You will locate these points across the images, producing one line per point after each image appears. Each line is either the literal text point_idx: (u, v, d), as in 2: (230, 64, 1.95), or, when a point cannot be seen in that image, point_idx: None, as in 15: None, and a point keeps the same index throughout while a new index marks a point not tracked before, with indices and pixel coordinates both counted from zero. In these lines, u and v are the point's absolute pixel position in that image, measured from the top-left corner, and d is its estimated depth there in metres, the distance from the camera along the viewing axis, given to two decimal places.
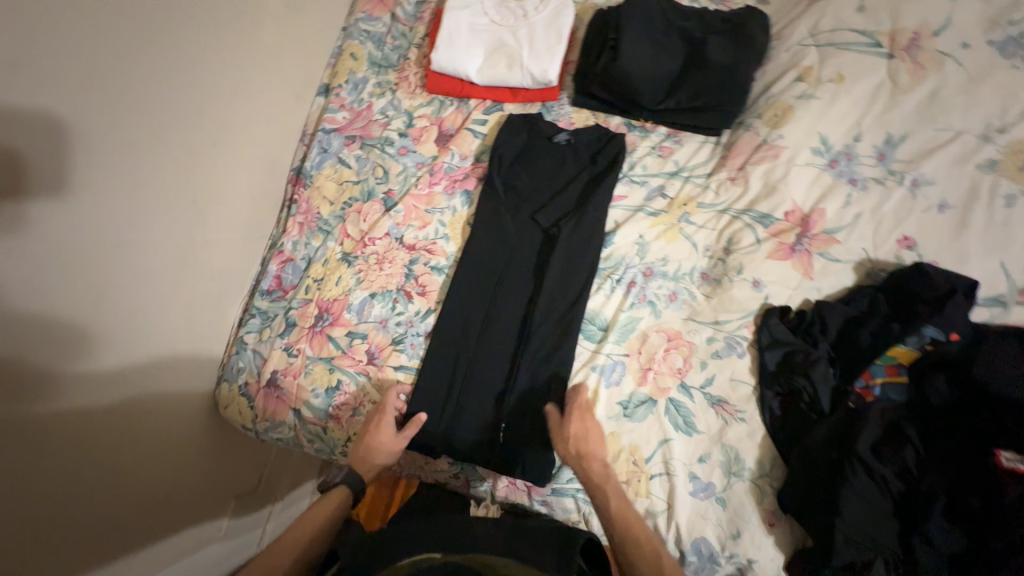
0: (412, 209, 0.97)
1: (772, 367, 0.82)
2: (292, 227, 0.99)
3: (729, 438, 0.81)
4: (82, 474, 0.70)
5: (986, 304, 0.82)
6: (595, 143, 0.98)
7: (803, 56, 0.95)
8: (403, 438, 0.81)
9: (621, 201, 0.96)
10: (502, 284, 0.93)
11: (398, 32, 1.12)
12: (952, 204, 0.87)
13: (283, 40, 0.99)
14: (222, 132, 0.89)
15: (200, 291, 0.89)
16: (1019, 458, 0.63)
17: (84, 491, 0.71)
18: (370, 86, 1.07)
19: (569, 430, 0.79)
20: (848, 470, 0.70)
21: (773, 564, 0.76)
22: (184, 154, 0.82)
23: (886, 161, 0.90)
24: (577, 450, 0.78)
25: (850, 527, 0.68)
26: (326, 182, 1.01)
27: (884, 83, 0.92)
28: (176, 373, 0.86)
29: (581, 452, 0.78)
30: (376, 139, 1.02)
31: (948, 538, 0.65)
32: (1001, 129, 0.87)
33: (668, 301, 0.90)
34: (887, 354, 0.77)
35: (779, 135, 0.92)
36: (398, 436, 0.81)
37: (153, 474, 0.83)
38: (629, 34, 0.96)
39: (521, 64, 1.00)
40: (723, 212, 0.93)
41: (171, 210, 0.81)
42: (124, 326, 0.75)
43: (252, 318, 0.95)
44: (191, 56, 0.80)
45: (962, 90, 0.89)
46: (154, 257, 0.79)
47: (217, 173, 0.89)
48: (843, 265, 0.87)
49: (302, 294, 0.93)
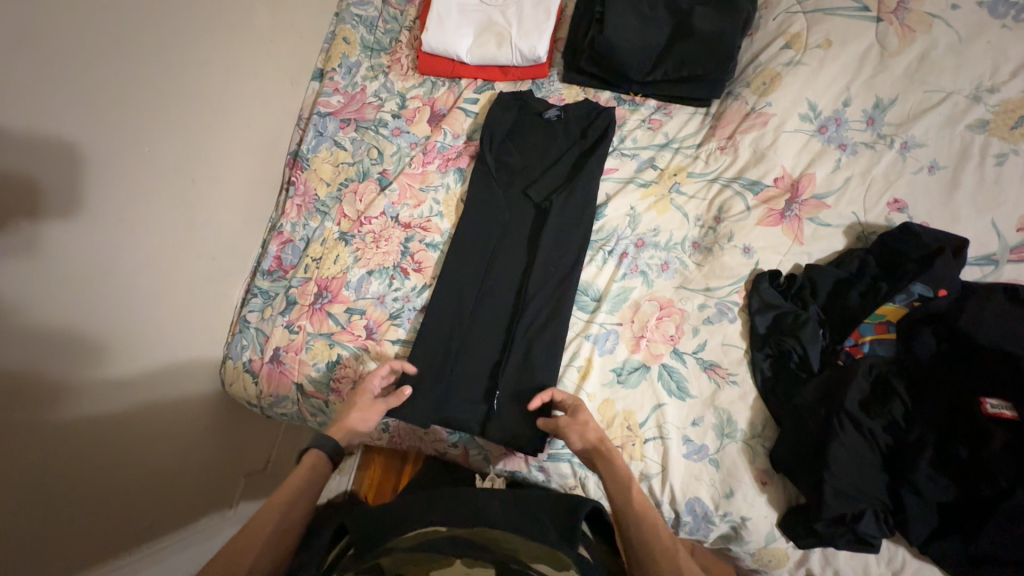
0: (407, 188, 0.99)
1: (763, 330, 0.83)
2: (291, 209, 1.01)
3: (721, 401, 0.82)
4: (95, 443, 0.73)
5: (977, 264, 0.82)
6: (585, 118, 0.99)
7: (791, 23, 0.95)
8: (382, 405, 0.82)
9: (612, 174, 0.97)
10: (496, 259, 0.95)
11: (390, 16, 1.13)
12: (943, 165, 0.87)
13: (276, 26, 1.01)
14: (219, 115, 0.91)
15: (203, 271, 0.91)
16: (1005, 405, 0.64)
17: (99, 460, 0.74)
18: (363, 69, 1.09)
19: (585, 417, 0.78)
20: (835, 424, 0.71)
21: (766, 521, 0.78)
22: (184, 136, 0.84)
23: (875, 125, 0.90)
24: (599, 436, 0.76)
25: (838, 479, 0.69)
26: (323, 165, 1.03)
27: (873, 47, 0.92)
28: (183, 352, 0.89)
29: (599, 441, 0.76)
30: (369, 122, 1.04)
31: (935, 486, 0.66)
32: (992, 89, 0.87)
33: (659, 271, 0.91)
34: (875, 313, 0.78)
35: (767, 103, 0.92)
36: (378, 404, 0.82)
37: (165, 447, 0.86)
38: (614, 7, 0.97)
39: (510, 42, 1.01)
40: (713, 181, 0.94)
41: (173, 192, 0.83)
42: (131, 302, 0.78)
43: (254, 297, 0.98)
44: (185, 40, 0.82)
45: (952, 51, 0.89)
46: (158, 237, 0.81)
47: (216, 156, 0.91)
48: (833, 229, 0.88)
49: (302, 273, 0.96)
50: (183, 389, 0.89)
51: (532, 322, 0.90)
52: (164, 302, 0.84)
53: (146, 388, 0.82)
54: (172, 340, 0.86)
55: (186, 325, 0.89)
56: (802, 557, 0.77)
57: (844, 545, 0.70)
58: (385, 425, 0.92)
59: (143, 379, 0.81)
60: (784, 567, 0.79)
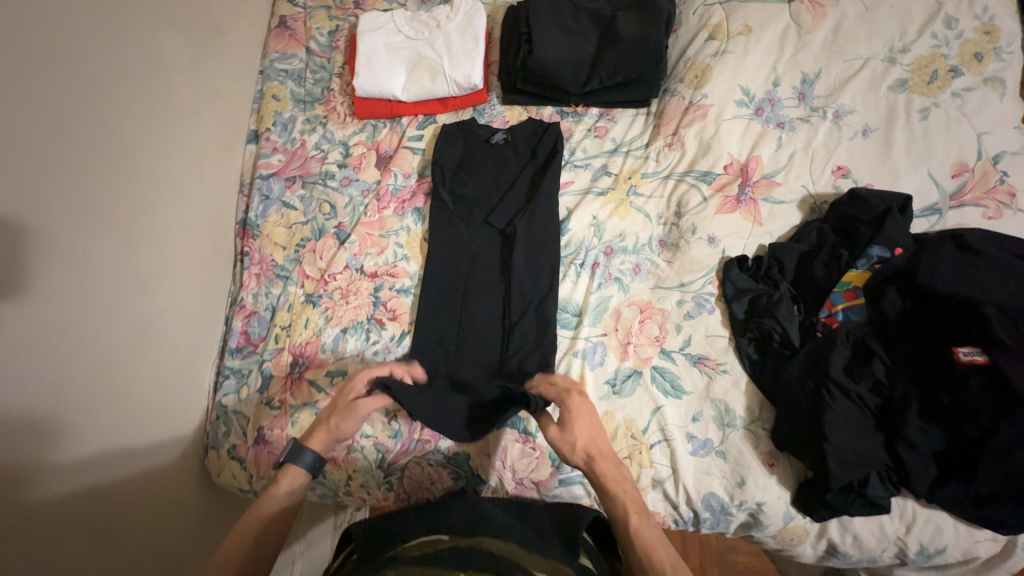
0: (367, 237, 0.96)
1: (742, 316, 0.84)
2: (249, 280, 0.97)
3: (716, 392, 0.83)
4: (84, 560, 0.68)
5: (924, 215, 0.86)
6: (532, 137, 1.00)
7: (710, 14, 0.98)
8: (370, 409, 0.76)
9: (568, 187, 0.98)
10: (471, 292, 0.93)
11: (316, 65, 1.10)
12: (875, 127, 0.91)
13: (199, 93, 0.97)
14: (154, 196, 0.85)
15: (166, 362, 0.86)
16: (976, 350, 0.66)
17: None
18: (299, 123, 1.06)
19: (574, 436, 0.72)
20: (825, 395, 0.73)
21: (781, 502, 0.79)
22: (119, 226, 0.79)
23: (806, 100, 0.94)
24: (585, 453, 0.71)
25: (838, 448, 0.71)
26: (275, 228, 0.99)
27: (789, 26, 0.95)
28: (159, 454, 0.83)
29: (592, 458, 0.71)
30: (316, 176, 1.01)
31: (928, 437, 0.68)
32: (904, 50, 0.92)
33: (633, 274, 0.92)
34: (842, 281, 0.80)
35: (703, 95, 0.95)
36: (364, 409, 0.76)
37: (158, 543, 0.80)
38: (540, 26, 0.97)
39: (444, 74, 1.00)
40: (667, 178, 0.95)
41: (116, 287, 0.77)
42: (90, 415, 0.72)
43: (226, 379, 0.92)
44: (107, 124, 0.77)
45: (861, 20, 0.94)
46: (109, 339, 0.76)
47: (157, 240, 0.86)
48: (788, 206, 0.91)
49: (273, 344, 0.92)
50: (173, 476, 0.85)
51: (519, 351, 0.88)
52: (125, 406, 0.78)
53: (127, 497, 0.76)
54: (145, 442, 0.81)
55: (157, 425, 0.83)
56: (822, 530, 0.79)
57: (856, 510, 0.72)
58: (390, 485, 0.87)
59: (119, 493, 0.75)
60: (807, 542, 0.81)
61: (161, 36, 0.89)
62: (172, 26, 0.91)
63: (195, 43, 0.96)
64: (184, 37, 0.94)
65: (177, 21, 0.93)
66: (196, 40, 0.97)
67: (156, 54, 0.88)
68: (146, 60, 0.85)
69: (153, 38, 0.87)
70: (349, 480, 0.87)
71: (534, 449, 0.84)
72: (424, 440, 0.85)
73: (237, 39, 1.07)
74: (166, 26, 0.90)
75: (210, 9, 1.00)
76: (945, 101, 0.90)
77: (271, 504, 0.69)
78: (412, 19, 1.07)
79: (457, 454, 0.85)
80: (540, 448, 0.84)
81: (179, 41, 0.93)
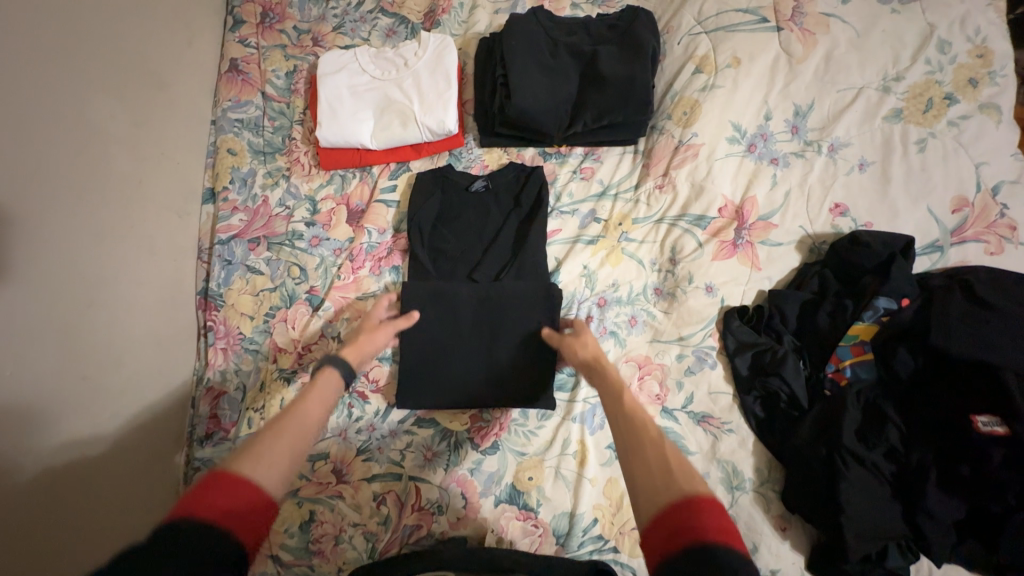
0: (342, 301, 0.89)
1: (746, 371, 0.81)
2: (215, 356, 0.89)
3: (722, 453, 0.78)
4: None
5: (926, 254, 0.82)
6: (514, 183, 0.95)
7: (696, 45, 0.94)
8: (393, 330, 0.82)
9: (556, 236, 0.92)
10: (456, 356, 0.87)
11: (275, 111, 1.01)
12: (871, 160, 0.86)
13: (142, 160, 0.87)
14: (98, 289, 0.77)
15: (124, 470, 0.78)
16: (995, 421, 0.65)
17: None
18: (260, 177, 0.98)
19: (585, 340, 0.79)
20: (840, 463, 0.70)
21: (796, 568, 0.73)
22: (61, 332, 0.71)
23: (800, 133, 0.89)
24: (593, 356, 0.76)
25: (856, 521, 0.68)
26: (240, 296, 0.91)
27: (780, 55, 0.91)
28: (124, 506, 0.76)
29: (599, 357, 0.76)
30: (282, 236, 0.93)
31: (948, 508, 0.66)
32: (898, 78, 0.88)
33: (629, 327, 0.86)
34: (849, 334, 0.78)
35: (693, 133, 0.90)
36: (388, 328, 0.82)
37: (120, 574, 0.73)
38: (516, 67, 0.91)
39: (415, 120, 0.93)
40: (660, 222, 0.90)
41: (61, 402, 0.70)
42: (47, 551, 0.64)
43: (197, 470, 0.84)
44: (31, 220, 0.69)
45: (854, 47, 0.90)
46: (58, 460, 0.69)
47: (106, 335, 0.78)
48: (786, 248, 0.86)
49: (246, 430, 0.83)
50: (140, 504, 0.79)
51: (516, 421, 0.84)
52: (87, 529, 0.70)
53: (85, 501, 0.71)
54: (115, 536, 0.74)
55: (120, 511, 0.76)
56: None
57: None
58: None
59: None
60: None
61: (91, 106, 0.80)
62: (103, 92, 0.82)
63: (134, 105, 0.87)
64: (120, 101, 0.84)
65: (110, 85, 0.83)
66: (134, 101, 0.87)
67: (87, 126, 0.79)
68: (76, 137, 0.77)
69: (82, 110, 0.78)
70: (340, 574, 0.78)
71: (537, 526, 0.78)
72: (415, 525, 0.79)
73: (183, 90, 0.97)
74: (97, 93, 0.81)
75: (148, 62, 0.91)
76: (941, 130, 0.85)
77: (300, 411, 0.62)
78: (378, 56, 0.99)
79: (452, 538, 0.78)
80: (543, 524, 0.78)
81: (114, 106, 0.84)
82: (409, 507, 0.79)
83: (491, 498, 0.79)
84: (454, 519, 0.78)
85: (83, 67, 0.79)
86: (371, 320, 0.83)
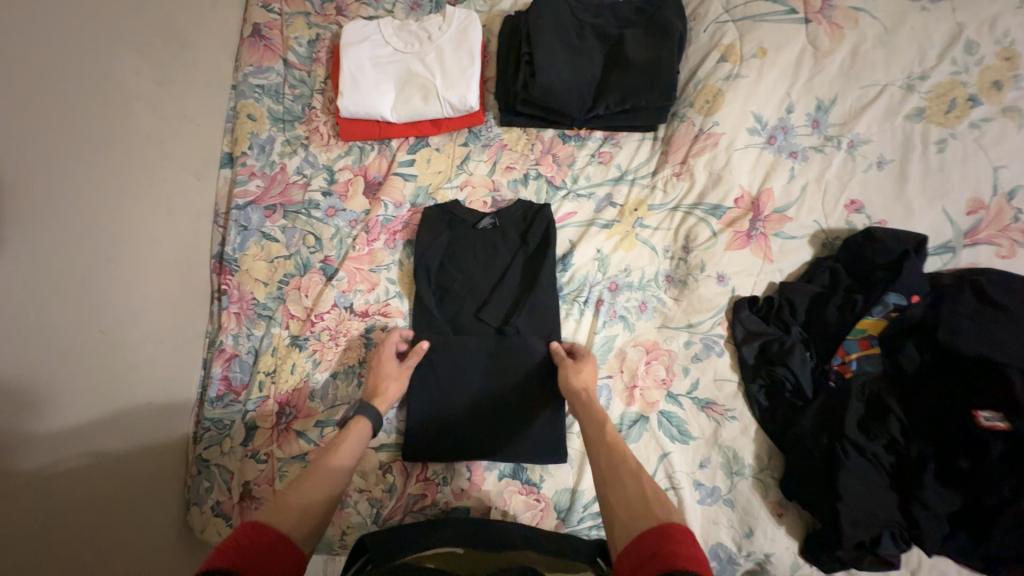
0: (355, 272, 0.89)
1: (752, 360, 0.82)
2: (228, 320, 0.91)
3: (724, 439, 0.80)
4: (51, 519, 0.64)
5: (937, 254, 0.82)
6: (521, 221, 0.92)
7: (723, 34, 0.93)
8: (408, 366, 0.82)
9: (570, 219, 0.92)
10: (457, 400, 0.83)
11: (296, 79, 1.01)
12: (890, 159, 0.86)
13: (163, 120, 0.87)
14: (115, 244, 0.78)
15: (139, 422, 0.80)
16: (997, 416, 0.66)
17: (59, 525, 0.65)
18: (278, 145, 0.98)
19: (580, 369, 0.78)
20: (841, 453, 0.71)
21: (789, 553, 0.75)
22: (73, 283, 0.71)
23: (821, 128, 0.89)
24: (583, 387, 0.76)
25: (852, 508, 0.69)
26: (255, 262, 0.92)
27: (806, 48, 0.91)
28: (134, 450, 0.78)
29: (589, 388, 0.76)
30: (298, 205, 0.94)
31: (944, 499, 0.68)
32: (922, 77, 0.87)
33: (638, 313, 0.87)
34: (856, 328, 0.79)
35: (714, 122, 0.90)
36: (403, 365, 0.82)
37: (123, 514, 0.75)
38: (541, 45, 0.90)
39: (436, 95, 0.93)
40: (675, 210, 0.91)
41: (77, 353, 0.71)
42: (63, 494, 0.67)
43: (207, 431, 0.85)
44: (51, 172, 0.69)
45: (880, 43, 0.89)
46: (71, 409, 0.70)
47: (121, 290, 0.78)
48: (799, 241, 0.86)
49: (257, 393, 0.85)
50: (151, 450, 0.81)
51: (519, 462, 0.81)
52: (102, 476, 0.72)
53: (98, 440, 0.73)
54: (124, 475, 0.76)
55: (131, 456, 0.78)
56: None
57: (866, 565, 0.70)
58: None
59: (96, 554, 0.69)
60: None
61: (114, 62, 0.80)
62: (128, 48, 0.82)
63: (156, 64, 0.87)
64: (142, 58, 0.84)
65: (136, 42, 0.84)
66: (157, 60, 0.87)
67: (109, 82, 0.79)
68: (99, 92, 0.77)
69: (106, 65, 0.78)
70: (344, 537, 0.80)
71: (538, 501, 0.79)
72: (420, 494, 0.80)
73: (205, 52, 0.97)
74: (119, 49, 0.81)
75: (171, 21, 0.90)
76: (963, 132, 0.85)
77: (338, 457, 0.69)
78: (401, 29, 0.98)
79: (456, 508, 0.79)
80: (544, 499, 0.79)
81: (137, 63, 0.84)
82: (415, 477, 0.81)
83: (494, 472, 0.81)
84: (458, 490, 0.80)
85: (109, 22, 0.79)
86: (388, 359, 0.81)
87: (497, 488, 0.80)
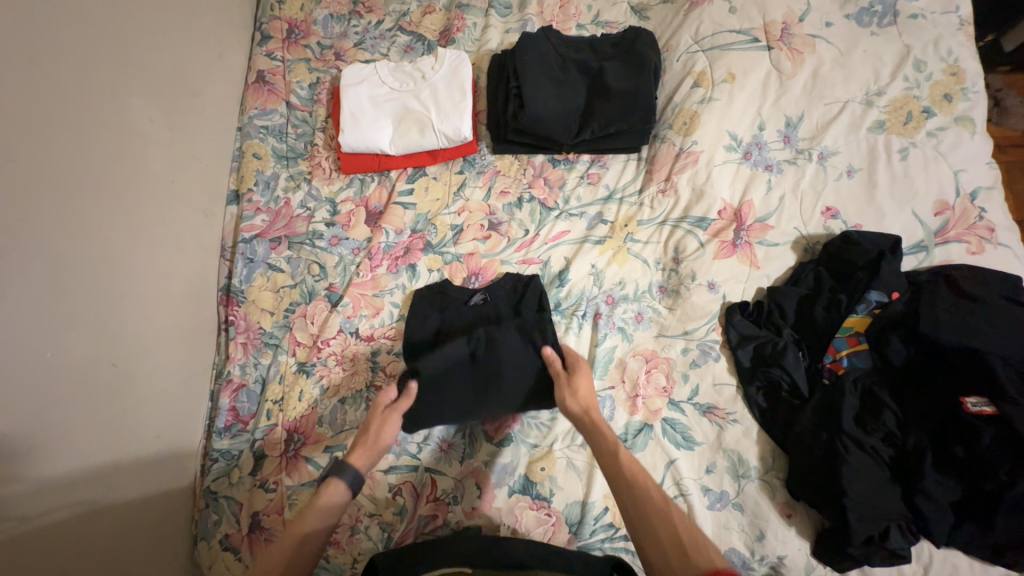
0: (360, 297, 0.92)
1: (748, 363, 0.84)
2: (235, 350, 0.92)
3: (728, 442, 0.81)
4: (55, 554, 0.64)
5: (912, 253, 0.87)
6: (518, 242, 0.96)
7: (694, 62, 1.01)
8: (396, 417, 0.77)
9: (565, 237, 0.96)
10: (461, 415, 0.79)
11: (298, 119, 1.07)
12: (859, 167, 0.93)
13: (173, 162, 0.92)
14: (127, 281, 0.80)
15: (146, 457, 0.80)
16: (983, 401, 0.70)
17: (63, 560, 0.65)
18: (283, 181, 1.03)
19: (577, 389, 0.77)
20: (841, 448, 0.73)
21: (802, 554, 0.75)
22: (87, 319, 0.73)
23: (792, 142, 0.96)
24: (583, 410, 0.75)
25: (858, 503, 0.70)
26: (262, 293, 0.95)
27: (771, 72, 0.99)
28: (140, 484, 0.78)
29: (586, 410, 0.75)
30: (303, 236, 0.98)
31: (944, 488, 0.70)
32: (879, 92, 0.95)
33: (636, 323, 0.90)
34: (844, 326, 0.83)
35: (693, 142, 0.96)
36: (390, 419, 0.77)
37: (128, 548, 0.74)
38: (529, 79, 0.97)
39: (432, 128, 0.99)
40: (663, 223, 0.95)
41: (88, 388, 0.72)
42: (60, 540, 0.65)
43: (214, 462, 0.85)
44: (71, 215, 0.73)
45: (838, 64, 0.97)
46: (79, 444, 0.70)
47: (132, 325, 0.80)
48: (782, 247, 0.91)
49: (265, 421, 0.86)
50: (157, 482, 0.81)
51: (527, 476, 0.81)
52: (101, 520, 0.71)
53: (107, 474, 0.73)
54: (131, 508, 0.76)
55: (137, 490, 0.78)
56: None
57: (878, 561, 0.71)
58: None
59: None
60: None
61: (130, 110, 0.85)
62: (144, 97, 0.88)
63: (169, 110, 0.92)
64: (154, 105, 0.89)
65: (150, 91, 0.89)
66: (169, 107, 0.93)
67: (125, 129, 0.83)
68: (115, 139, 0.81)
69: (124, 113, 0.83)
70: (355, 565, 0.79)
71: (550, 515, 0.79)
72: (431, 515, 0.80)
73: (213, 98, 1.03)
74: (136, 98, 0.86)
75: (182, 72, 0.96)
76: (922, 140, 0.92)
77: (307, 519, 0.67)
78: (397, 70, 1.05)
79: (467, 528, 0.79)
80: (555, 513, 0.79)
81: (152, 111, 0.89)
82: (425, 498, 0.81)
83: (505, 489, 0.81)
84: (469, 508, 0.80)
85: (122, 72, 0.84)
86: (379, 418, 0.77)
87: (507, 506, 0.79)
